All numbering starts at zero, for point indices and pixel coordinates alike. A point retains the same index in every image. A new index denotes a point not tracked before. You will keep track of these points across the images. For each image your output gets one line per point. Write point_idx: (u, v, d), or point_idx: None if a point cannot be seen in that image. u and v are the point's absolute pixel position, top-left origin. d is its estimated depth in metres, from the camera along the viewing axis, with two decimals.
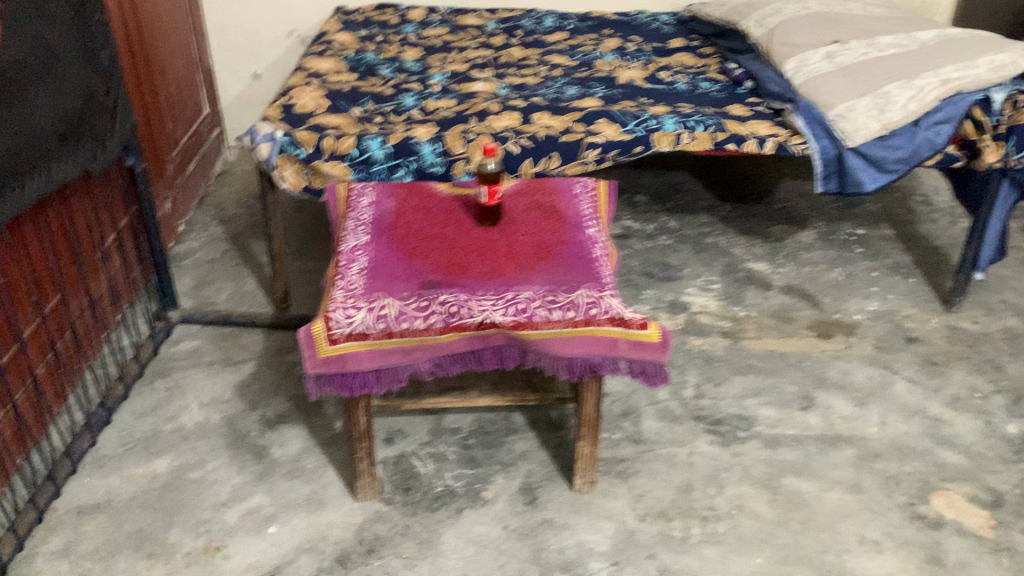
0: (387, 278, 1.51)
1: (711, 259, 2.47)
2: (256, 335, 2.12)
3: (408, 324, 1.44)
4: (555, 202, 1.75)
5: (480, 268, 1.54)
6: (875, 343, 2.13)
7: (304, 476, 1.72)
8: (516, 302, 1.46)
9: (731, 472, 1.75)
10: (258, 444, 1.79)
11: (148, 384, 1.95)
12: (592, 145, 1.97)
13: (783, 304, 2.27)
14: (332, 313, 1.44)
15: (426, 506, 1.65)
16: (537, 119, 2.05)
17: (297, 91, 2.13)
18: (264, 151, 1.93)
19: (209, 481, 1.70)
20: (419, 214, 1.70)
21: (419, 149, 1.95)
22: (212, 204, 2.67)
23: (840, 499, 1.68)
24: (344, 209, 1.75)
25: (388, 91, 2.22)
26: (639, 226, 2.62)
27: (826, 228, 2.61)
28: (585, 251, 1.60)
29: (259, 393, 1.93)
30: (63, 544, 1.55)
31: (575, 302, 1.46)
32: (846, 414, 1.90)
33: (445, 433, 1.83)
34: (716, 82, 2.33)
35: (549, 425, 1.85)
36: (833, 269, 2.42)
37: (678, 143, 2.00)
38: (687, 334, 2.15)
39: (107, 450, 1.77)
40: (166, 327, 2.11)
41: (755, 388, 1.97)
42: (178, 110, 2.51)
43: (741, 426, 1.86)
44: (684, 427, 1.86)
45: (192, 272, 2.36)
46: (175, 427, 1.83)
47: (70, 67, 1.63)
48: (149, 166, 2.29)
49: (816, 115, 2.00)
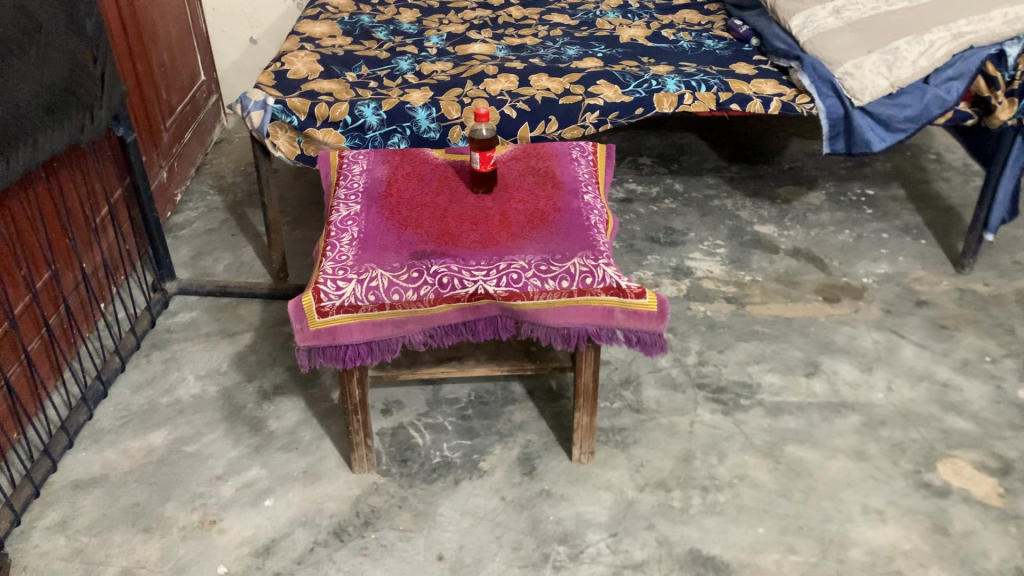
0: (377, 249, 1.47)
1: (716, 223, 2.42)
2: (254, 306, 2.10)
3: (399, 296, 1.41)
4: (551, 167, 1.71)
5: (472, 237, 1.50)
6: (883, 307, 2.08)
7: (300, 448, 1.71)
8: (509, 272, 1.42)
9: (733, 442, 1.72)
10: (254, 417, 1.78)
11: (144, 357, 1.94)
12: (591, 108, 1.92)
13: (789, 268, 2.23)
14: (321, 286, 1.41)
15: (423, 477, 1.63)
16: (535, 82, 1.99)
17: (290, 56, 2.09)
18: (256, 120, 1.87)
19: (205, 455, 1.69)
20: (412, 182, 1.66)
21: (414, 115, 1.91)
22: (209, 173, 2.64)
23: (842, 467, 1.66)
24: (336, 178, 1.71)
25: (383, 55, 2.17)
26: (642, 189, 2.57)
27: (835, 189, 2.55)
28: (581, 217, 1.56)
29: (256, 364, 1.92)
30: (59, 519, 1.55)
31: (569, 272, 1.43)
32: (851, 380, 1.87)
33: (443, 403, 1.81)
34: (721, 40, 2.26)
35: (548, 394, 1.83)
36: (841, 231, 2.37)
37: (680, 104, 1.94)
38: (690, 300, 2.11)
39: (104, 424, 1.76)
40: (163, 299, 2.08)
41: (759, 354, 1.94)
42: (172, 76, 2.46)
43: (743, 394, 1.83)
44: (685, 395, 1.83)
45: (189, 243, 2.34)
46: (172, 400, 1.82)
47: (56, 37, 1.59)
48: (143, 136, 2.26)
49: (824, 73, 1.93)
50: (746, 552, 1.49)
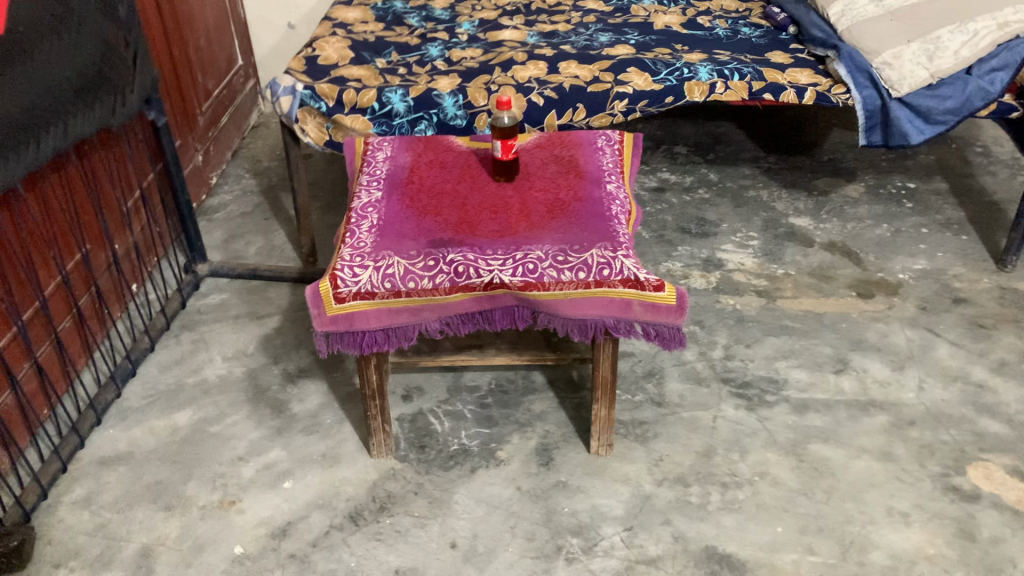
0: (396, 236, 1.48)
1: (751, 214, 2.37)
2: (282, 290, 2.12)
3: (414, 284, 1.41)
4: (574, 156, 1.69)
5: (490, 226, 1.49)
6: (918, 304, 2.02)
7: (321, 432, 1.72)
8: (525, 262, 1.41)
9: (755, 438, 1.69)
10: (277, 399, 1.80)
11: (173, 337, 1.97)
12: (620, 95, 1.90)
13: (823, 262, 2.18)
14: (338, 272, 1.42)
15: (439, 464, 1.64)
16: (563, 69, 1.97)
17: (321, 42, 2.10)
18: (284, 105, 1.90)
19: (228, 436, 1.71)
20: (434, 170, 1.66)
21: (441, 102, 1.90)
22: (245, 157, 2.67)
23: (867, 467, 1.62)
24: (360, 164, 1.72)
25: (413, 41, 2.16)
26: (676, 178, 2.53)
27: (875, 181, 2.49)
28: (601, 208, 1.54)
29: (282, 347, 1.94)
30: (84, 494, 1.59)
31: (586, 262, 1.41)
32: (881, 378, 1.82)
33: (463, 391, 1.80)
34: (758, 28, 2.21)
35: (568, 385, 1.81)
36: (879, 224, 2.31)
37: (712, 93, 1.90)
38: (719, 293, 2.08)
39: (131, 402, 1.79)
40: (194, 281, 2.11)
41: (787, 350, 1.90)
42: (208, 60, 2.49)
43: (769, 390, 1.80)
44: (709, 390, 1.80)
45: (223, 225, 2.37)
46: (198, 380, 1.85)
47: (87, 21, 1.61)
48: (178, 120, 2.28)
49: (861, 62, 1.87)
50: (763, 551, 1.47)
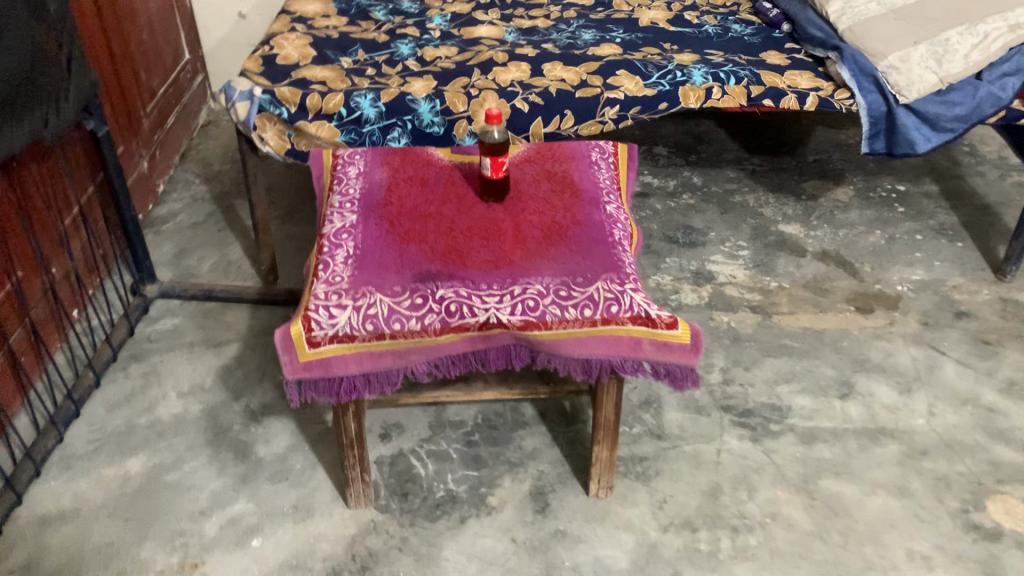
0: (376, 269, 1.32)
1: (738, 221, 2.26)
2: (241, 312, 1.95)
3: (400, 325, 1.26)
4: (567, 171, 1.56)
5: (482, 255, 1.35)
6: (920, 318, 1.93)
7: (291, 479, 1.56)
8: (525, 299, 1.28)
9: (763, 474, 1.56)
10: (241, 441, 1.63)
11: (121, 370, 1.79)
12: (611, 101, 1.76)
13: (818, 273, 2.07)
14: (313, 313, 1.26)
15: (425, 514, 1.49)
16: (548, 71, 1.82)
17: (280, 39, 1.91)
18: (241, 112, 1.72)
19: (187, 486, 1.54)
20: (414, 188, 1.51)
21: (415, 107, 1.74)
22: (194, 160, 2.47)
23: (884, 505, 1.51)
24: (330, 180, 1.55)
25: (381, 37, 1.98)
26: (658, 182, 2.41)
27: (864, 184, 2.40)
28: (602, 232, 1.41)
29: (243, 380, 1.77)
30: (24, 561, 1.41)
31: (592, 298, 1.28)
32: (888, 403, 1.71)
33: (447, 427, 1.66)
34: (749, 25, 2.08)
35: (561, 417, 1.67)
36: (872, 231, 2.21)
37: (708, 99, 1.77)
38: (713, 309, 1.95)
39: (75, 448, 1.61)
40: (143, 304, 1.92)
41: (789, 372, 1.78)
42: (153, 56, 2.28)
43: (773, 418, 1.67)
44: (711, 419, 1.67)
45: (172, 238, 2.18)
46: (151, 420, 1.68)
47: (14, 22, 1.41)
48: (121, 123, 2.07)
49: (865, 65, 1.75)
50: None
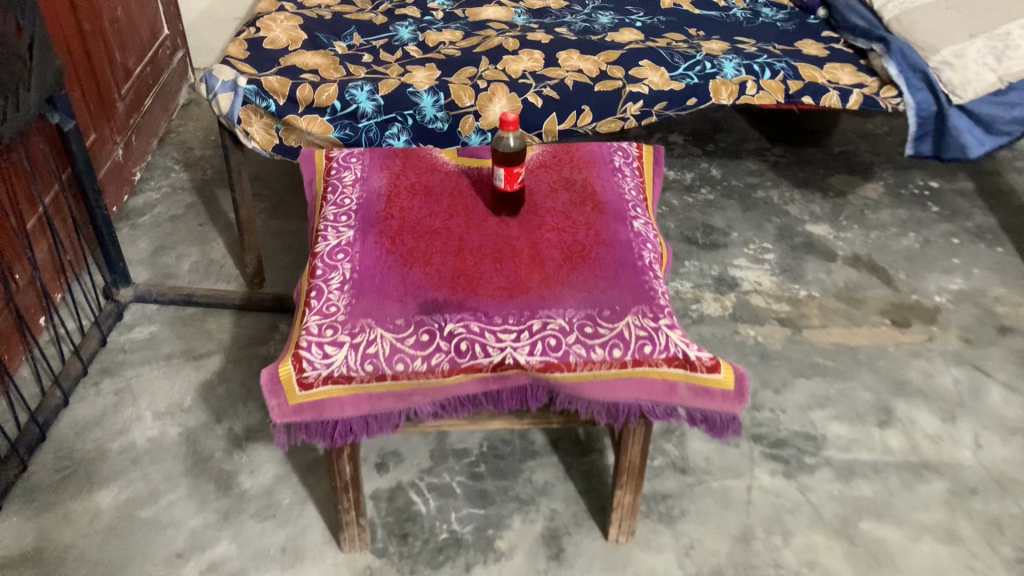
0: (376, 297, 1.16)
1: (762, 219, 2.10)
2: (224, 319, 1.79)
3: (404, 366, 1.10)
4: (587, 180, 1.40)
5: (495, 280, 1.19)
6: (961, 335, 1.78)
7: (278, 516, 1.41)
8: (545, 336, 1.12)
9: (798, 514, 1.42)
10: (223, 471, 1.48)
11: (93, 386, 1.63)
12: (633, 97, 1.58)
13: (849, 281, 1.92)
14: (303, 350, 1.10)
15: (427, 560, 1.34)
16: (564, 61, 1.65)
17: (266, 19, 1.72)
18: (224, 105, 1.53)
19: (163, 524, 1.40)
20: (417, 198, 1.35)
21: (417, 101, 1.56)
22: (174, 144, 2.29)
23: (931, 552, 1.36)
24: (323, 187, 1.39)
25: (379, 19, 1.80)
26: (675, 175, 2.25)
27: (894, 180, 2.24)
28: (629, 254, 1.25)
29: (227, 399, 1.61)
30: None
31: (622, 336, 1.13)
32: (932, 432, 1.57)
33: (450, 456, 1.51)
34: (780, 9, 1.91)
35: (575, 447, 1.53)
36: (905, 234, 2.06)
37: (741, 94, 1.61)
38: (737, 322, 1.80)
39: (40, 478, 1.46)
40: (116, 311, 1.76)
41: (822, 397, 1.63)
42: (129, 33, 2.08)
43: (807, 449, 1.53)
44: (739, 450, 1.53)
45: (150, 233, 2.00)
46: (125, 445, 1.52)
47: None
48: (92, 108, 1.89)
49: (915, 60, 1.58)
50: None
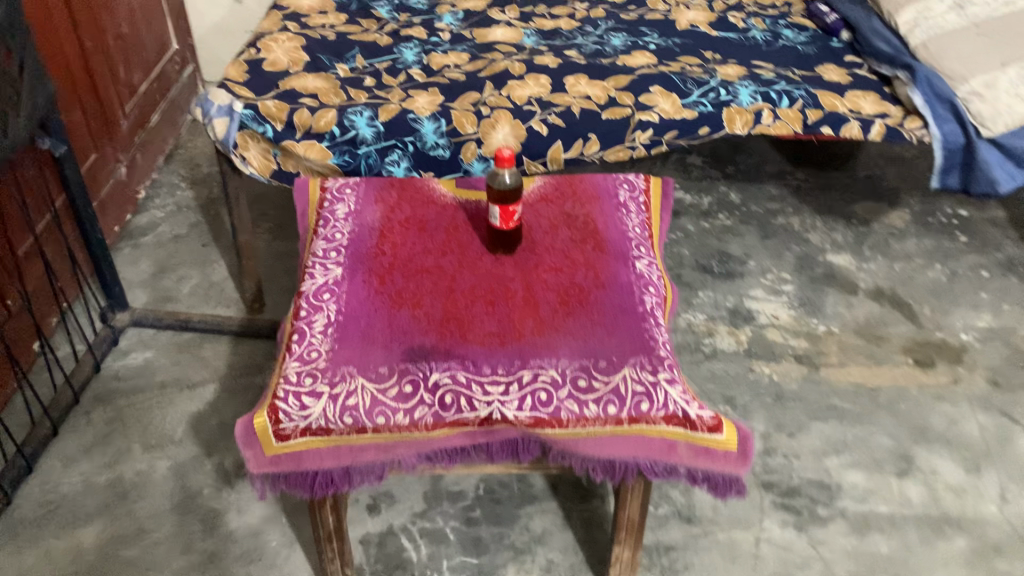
0: (359, 342, 1.11)
1: (781, 248, 2.02)
2: (221, 346, 1.74)
3: (385, 419, 1.04)
4: (590, 215, 1.34)
5: (486, 326, 1.13)
6: (988, 377, 1.69)
7: (263, 560, 1.36)
8: (535, 390, 1.06)
9: (809, 571, 1.35)
10: (210, 509, 1.44)
11: (84, 415, 1.59)
12: (642, 125, 1.52)
13: (871, 316, 1.83)
14: (280, 400, 1.05)
15: None
16: (571, 86, 1.58)
17: (268, 41, 1.68)
18: (220, 130, 1.50)
19: (146, 565, 1.35)
20: (411, 233, 1.29)
21: (418, 127, 1.50)
22: (182, 160, 2.26)
23: None
24: (315, 219, 1.34)
25: (384, 40, 1.75)
26: (692, 198, 2.17)
27: (921, 207, 2.15)
28: (629, 298, 1.18)
29: (219, 432, 1.57)
30: None
31: (617, 391, 1.06)
32: (955, 483, 1.48)
33: (444, 499, 1.45)
34: (802, 31, 1.83)
35: (576, 491, 1.46)
36: (932, 265, 1.97)
37: (757, 123, 1.53)
38: (752, 358, 1.72)
39: (25, 513, 1.42)
40: (111, 336, 1.72)
41: (838, 442, 1.55)
42: (134, 49, 2.05)
43: (821, 499, 1.45)
44: (748, 499, 1.46)
45: (151, 253, 1.97)
46: (112, 478, 1.48)
47: None
48: (93, 127, 1.86)
49: (942, 89, 1.50)
50: None
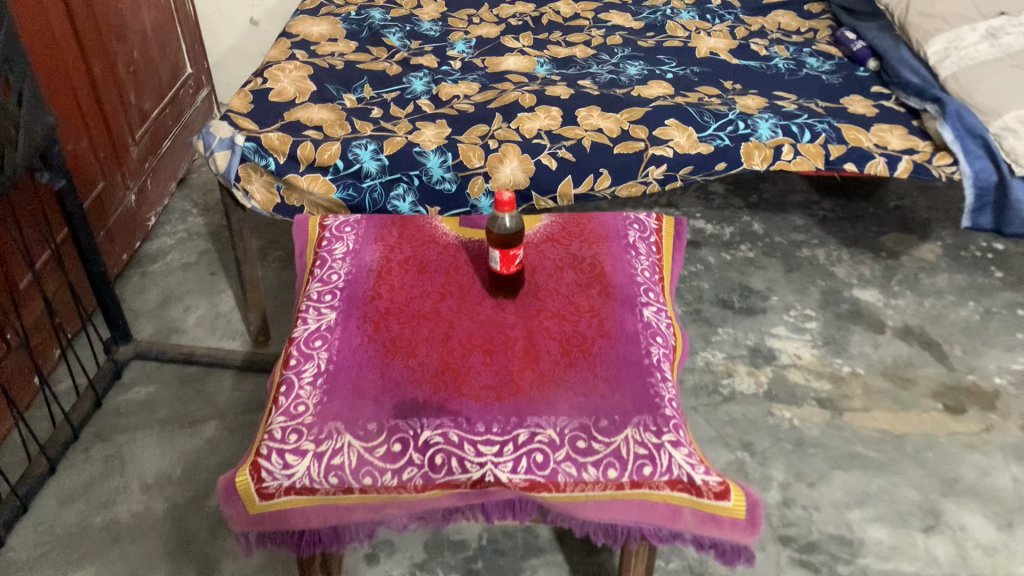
0: (349, 395, 1.06)
1: (805, 282, 1.94)
2: (224, 380, 1.71)
3: (372, 479, 0.99)
4: (597, 257, 1.28)
5: (482, 378, 1.08)
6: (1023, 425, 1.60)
7: None
8: (531, 451, 1.00)
9: None
10: (205, 554, 1.39)
11: (82, 452, 1.56)
12: (656, 160, 1.46)
13: (899, 356, 1.75)
14: (264, 457, 1.00)
15: None
16: (583, 118, 1.53)
17: (275, 70, 1.64)
18: (221, 163, 1.45)
19: None
20: (409, 275, 1.24)
21: (424, 161, 1.45)
22: (196, 187, 2.26)
23: None
24: (312, 258, 1.30)
25: (393, 69, 1.71)
26: (713, 229, 2.11)
27: (954, 240, 2.06)
28: (635, 349, 1.12)
29: (218, 472, 1.53)
30: None
31: (618, 453, 1.00)
32: (985, 541, 1.40)
33: (446, 549, 1.39)
34: (826, 59, 1.76)
35: (584, 544, 1.40)
36: (964, 303, 1.88)
37: (776, 159, 1.46)
38: (772, 402, 1.65)
39: (16, 554, 1.39)
40: (113, 369, 1.69)
41: (862, 493, 1.47)
42: (146, 74, 2.03)
43: (841, 556, 1.37)
44: (764, 554, 1.38)
45: (159, 282, 1.94)
46: (107, 519, 1.45)
47: None
48: (101, 155, 1.83)
49: (974, 124, 1.42)
50: None
